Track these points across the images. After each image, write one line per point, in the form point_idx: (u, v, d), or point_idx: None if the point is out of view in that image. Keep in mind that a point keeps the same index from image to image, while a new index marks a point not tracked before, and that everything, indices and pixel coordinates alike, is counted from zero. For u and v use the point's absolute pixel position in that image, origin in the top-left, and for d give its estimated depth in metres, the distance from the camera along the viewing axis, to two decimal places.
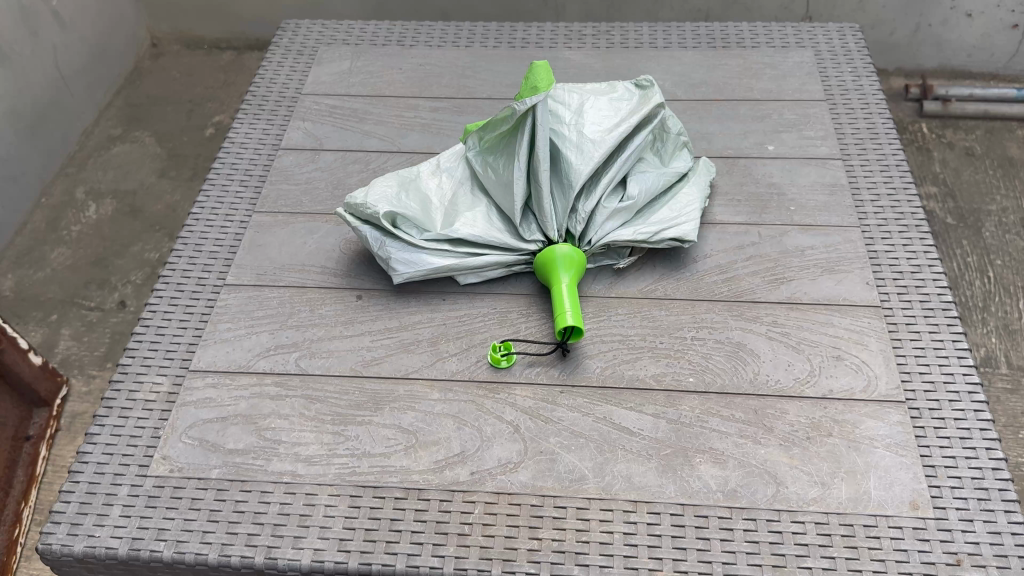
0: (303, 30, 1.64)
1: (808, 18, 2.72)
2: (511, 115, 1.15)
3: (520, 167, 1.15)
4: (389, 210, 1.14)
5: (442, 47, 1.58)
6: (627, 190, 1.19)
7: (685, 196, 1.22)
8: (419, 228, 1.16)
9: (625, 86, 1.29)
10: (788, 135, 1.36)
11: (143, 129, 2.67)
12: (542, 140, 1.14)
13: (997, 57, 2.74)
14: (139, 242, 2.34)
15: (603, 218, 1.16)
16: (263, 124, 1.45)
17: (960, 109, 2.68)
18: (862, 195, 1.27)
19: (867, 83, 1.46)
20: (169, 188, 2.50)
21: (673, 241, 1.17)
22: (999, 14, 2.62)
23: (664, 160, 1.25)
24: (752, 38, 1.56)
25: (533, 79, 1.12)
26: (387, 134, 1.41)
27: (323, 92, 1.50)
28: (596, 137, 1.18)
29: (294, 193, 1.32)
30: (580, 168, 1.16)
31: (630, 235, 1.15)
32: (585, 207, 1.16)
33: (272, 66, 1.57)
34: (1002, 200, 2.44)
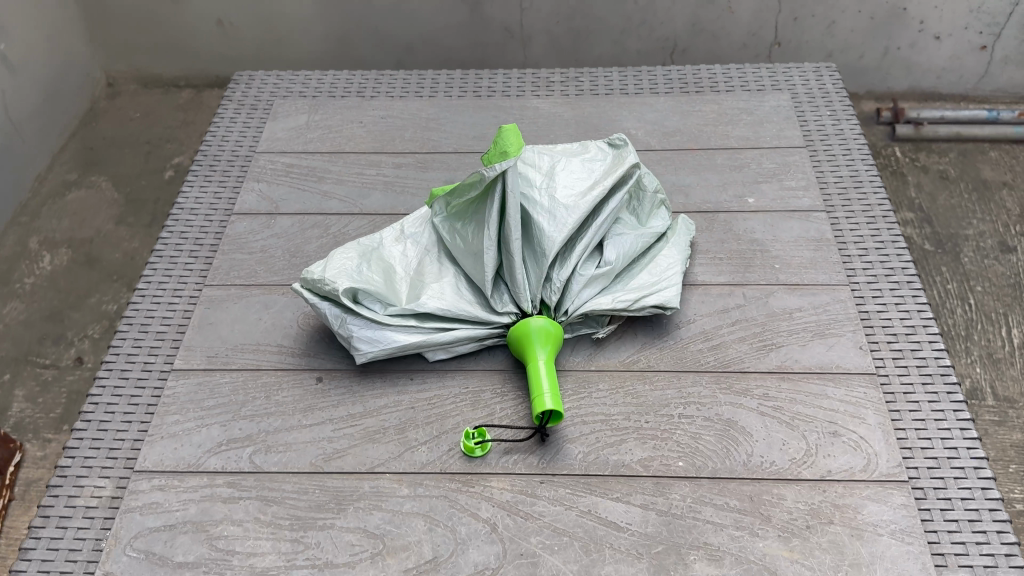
0: (259, 82, 1.56)
1: (779, 44, 2.66)
2: (476, 183, 1.06)
3: (490, 236, 1.07)
4: (351, 285, 1.06)
5: (404, 97, 1.51)
6: (603, 256, 1.11)
7: (665, 257, 1.15)
8: (384, 302, 1.08)
9: (599, 145, 1.22)
10: (769, 186, 1.30)
11: (98, 171, 2.57)
12: (511, 209, 1.05)
13: (967, 79, 2.72)
14: (95, 294, 2.23)
15: (580, 286, 1.08)
16: (215, 187, 1.36)
17: (934, 132, 2.65)
18: (849, 249, 1.21)
19: (847, 126, 1.40)
20: (127, 235, 2.39)
21: (655, 308, 1.09)
22: (967, 36, 2.59)
23: (641, 219, 1.18)
24: (727, 81, 1.50)
25: (503, 141, 1.03)
26: (347, 195, 1.33)
27: (278, 150, 1.41)
28: (571, 200, 1.11)
29: (248, 263, 1.24)
30: (555, 234, 1.08)
31: (608, 305, 1.08)
32: (560, 276, 1.08)
33: (223, 123, 1.48)
34: (977, 225, 2.41)
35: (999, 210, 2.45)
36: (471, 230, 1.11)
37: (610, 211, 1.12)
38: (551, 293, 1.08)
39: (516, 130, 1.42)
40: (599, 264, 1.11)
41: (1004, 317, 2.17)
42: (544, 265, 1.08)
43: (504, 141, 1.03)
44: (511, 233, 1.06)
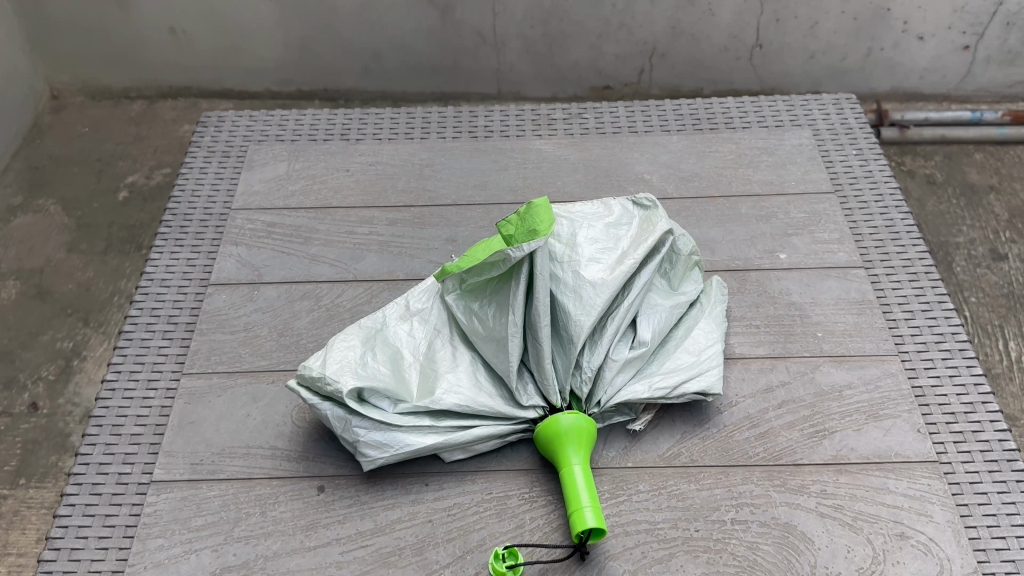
0: (230, 125, 1.41)
1: (760, 46, 2.23)
2: (498, 263, 0.95)
3: (515, 323, 0.95)
4: (357, 384, 0.92)
5: (393, 140, 1.37)
6: (637, 336, 1.00)
7: (702, 330, 1.03)
8: (394, 400, 0.95)
9: (623, 204, 1.10)
10: (800, 239, 1.20)
11: (33, 193, 2.18)
12: (542, 293, 0.94)
13: (949, 80, 2.32)
14: (49, 330, 1.89)
15: (613, 374, 0.97)
16: (188, 253, 1.22)
17: (915, 136, 2.29)
18: (894, 312, 1.11)
19: (876, 167, 1.30)
20: (80, 265, 2.03)
21: (696, 395, 0.98)
22: (950, 35, 2.21)
23: (673, 287, 1.06)
24: (743, 115, 1.39)
25: (533, 220, 0.93)
26: (338, 258, 1.19)
27: (256, 206, 1.27)
28: (597, 276, 1.00)
29: (230, 345, 1.10)
30: (582, 317, 0.97)
31: (644, 394, 0.97)
32: (590, 363, 0.97)
33: (193, 174, 1.34)
34: (963, 230, 2.10)
35: (989, 214, 2.13)
36: (491, 311, 0.99)
37: (640, 285, 1.01)
38: (582, 384, 0.97)
39: (520, 177, 1.30)
40: (632, 347, 0.99)
41: (1000, 329, 1.91)
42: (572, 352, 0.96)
43: (534, 218, 0.93)
44: (539, 318, 0.94)
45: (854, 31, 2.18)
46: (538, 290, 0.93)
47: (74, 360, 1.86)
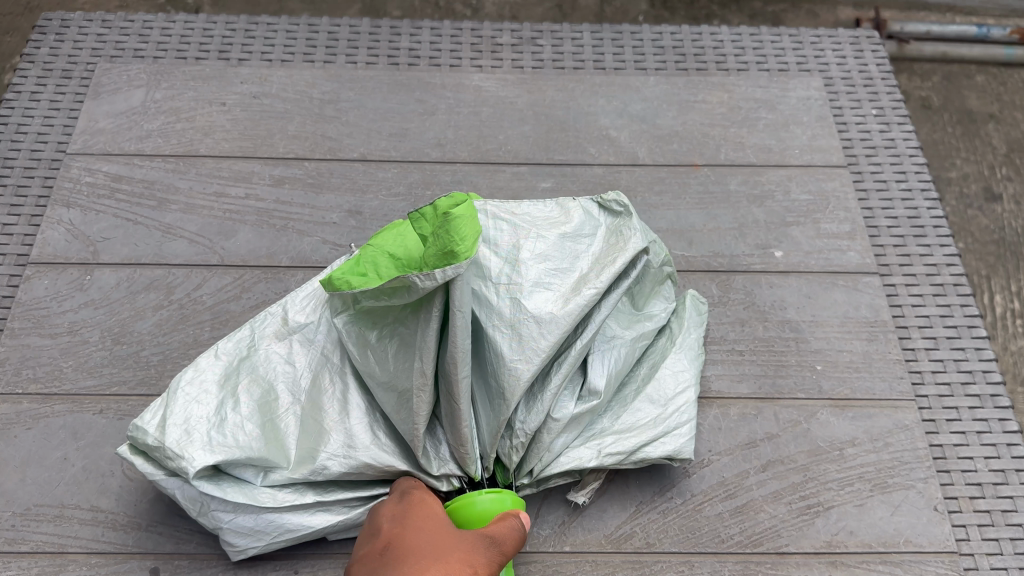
0: (76, 33, 1.08)
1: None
2: (395, 292, 0.66)
3: (424, 373, 0.68)
4: (213, 457, 0.67)
5: (288, 62, 1.05)
6: (587, 385, 0.75)
7: (675, 372, 0.79)
8: (266, 470, 0.70)
9: (583, 205, 0.81)
10: (801, 230, 0.94)
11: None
12: (461, 334, 0.66)
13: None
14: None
15: (552, 435, 0.73)
16: (4, 215, 0.93)
17: (916, 51, 1.50)
18: (913, 338, 0.87)
19: (900, 132, 1.03)
20: None
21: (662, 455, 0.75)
22: None
23: (636, 311, 0.81)
24: (737, 53, 1.10)
25: (452, 231, 0.62)
26: (200, 233, 0.91)
27: (100, 151, 0.97)
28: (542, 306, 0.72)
29: (48, 356, 0.83)
30: (518, 365, 0.70)
31: (591, 461, 0.73)
32: (523, 422, 0.72)
33: (21, 100, 1.02)
34: (961, 163, 1.40)
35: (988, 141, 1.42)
36: (392, 348, 0.72)
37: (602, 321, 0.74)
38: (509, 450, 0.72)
39: (450, 126, 1.00)
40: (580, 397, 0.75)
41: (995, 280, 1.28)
42: (498, 409, 0.71)
43: (452, 227, 0.63)
44: (456, 370, 0.67)
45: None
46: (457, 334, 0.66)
47: None
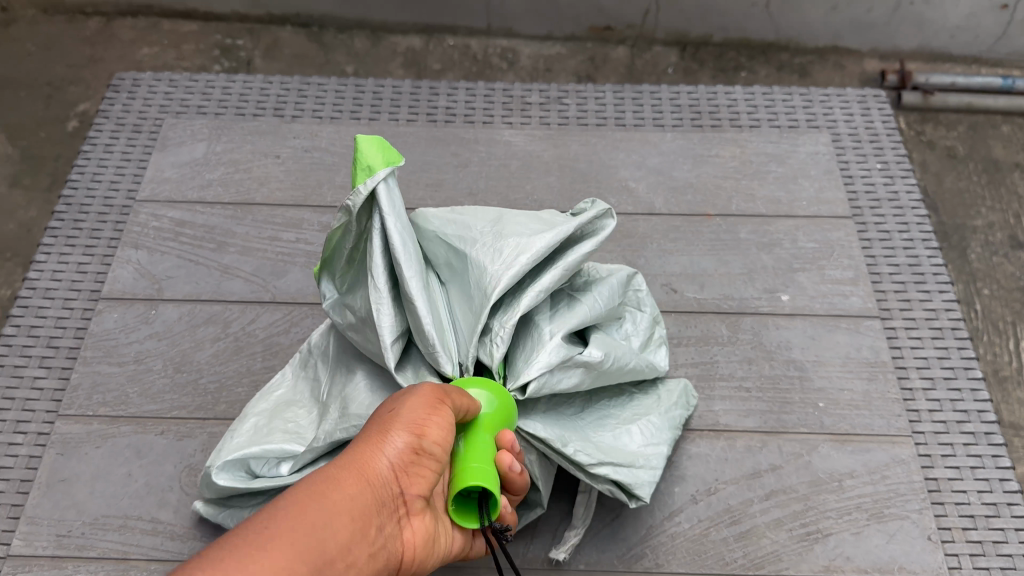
0: (146, 92, 1.20)
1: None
2: (341, 238, 0.72)
3: (379, 290, 0.69)
4: (235, 454, 0.76)
5: (336, 120, 1.15)
6: (574, 324, 0.75)
7: (647, 424, 0.81)
8: (289, 461, 0.76)
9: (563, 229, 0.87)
10: (807, 275, 1.01)
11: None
12: (397, 242, 0.69)
13: (985, 41, 1.51)
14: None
15: (536, 355, 0.71)
16: (80, 256, 1.03)
17: (942, 102, 1.47)
18: (911, 378, 0.93)
19: (904, 186, 1.10)
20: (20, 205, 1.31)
21: (625, 480, 0.74)
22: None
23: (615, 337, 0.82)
24: (750, 111, 1.18)
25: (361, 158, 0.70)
26: (255, 272, 1.00)
27: (166, 198, 1.07)
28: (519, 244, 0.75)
29: (116, 382, 0.92)
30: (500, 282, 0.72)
31: (568, 446, 0.73)
32: (505, 336, 0.71)
33: (96, 152, 1.14)
34: (987, 212, 1.32)
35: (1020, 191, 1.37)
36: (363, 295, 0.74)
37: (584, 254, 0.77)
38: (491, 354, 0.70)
39: (481, 178, 1.09)
40: (572, 328, 0.74)
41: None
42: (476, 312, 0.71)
43: (362, 154, 0.70)
44: (405, 269, 0.69)
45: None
46: (397, 235, 0.69)
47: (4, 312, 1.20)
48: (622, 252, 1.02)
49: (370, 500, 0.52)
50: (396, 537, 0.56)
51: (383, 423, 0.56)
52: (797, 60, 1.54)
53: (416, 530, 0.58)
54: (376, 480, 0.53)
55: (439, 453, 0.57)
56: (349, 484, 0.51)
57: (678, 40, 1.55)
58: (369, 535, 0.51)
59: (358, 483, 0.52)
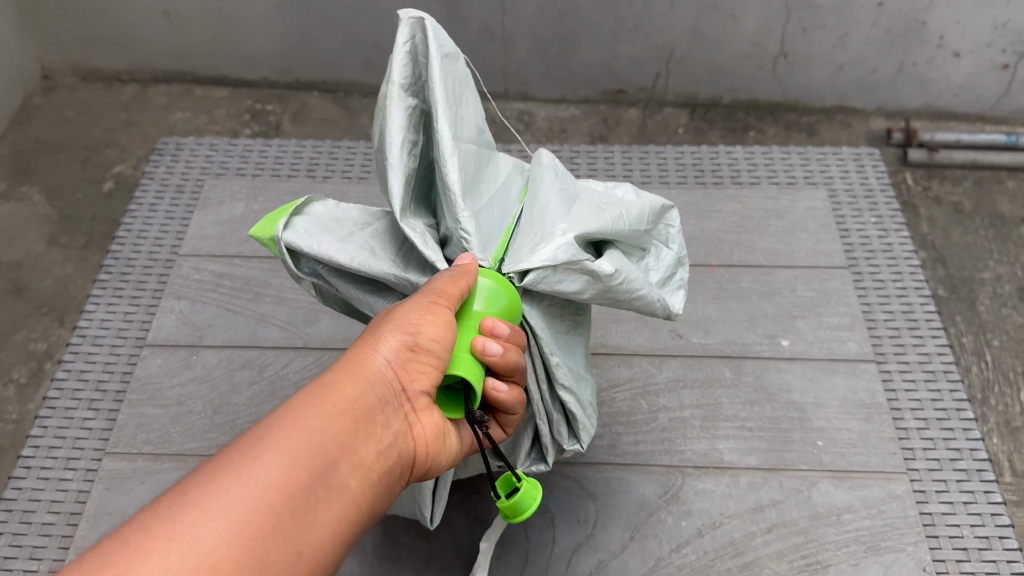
0: (188, 155, 1.31)
1: (785, 56, 1.39)
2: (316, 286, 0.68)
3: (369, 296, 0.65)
4: None
5: (363, 180, 1.24)
6: (588, 219, 0.62)
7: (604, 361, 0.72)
8: None
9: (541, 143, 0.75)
10: (806, 322, 1.07)
11: (18, 181, 1.42)
12: (336, 257, 0.60)
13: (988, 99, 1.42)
14: (19, 329, 1.21)
15: (527, 236, 0.60)
16: (126, 305, 1.12)
17: (947, 159, 1.37)
18: (905, 418, 0.98)
19: (897, 239, 1.17)
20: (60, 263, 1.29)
21: (578, 412, 0.67)
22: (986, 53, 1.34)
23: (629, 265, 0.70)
24: (750, 169, 1.26)
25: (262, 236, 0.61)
26: (288, 320, 1.08)
27: (206, 252, 1.16)
28: (390, 98, 0.62)
29: (159, 422, 0.99)
30: (394, 148, 0.61)
31: (554, 356, 0.63)
32: (460, 200, 0.60)
33: (142, 211, 1.23)
34: (995, 264, 1.24)
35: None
36: None
37: (453, 60, 0.64)
38: (465, 237, 0.60)
39: None
40: (585, 223, 0.61)
41: None
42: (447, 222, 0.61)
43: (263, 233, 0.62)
44: (342, 263, 0.60)
45: (890, 41, 1.34)
46: (316, 249, 0.60)
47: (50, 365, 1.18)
48: None
49: (372, 396, 0.50)
50: (410, 434, 0.53)
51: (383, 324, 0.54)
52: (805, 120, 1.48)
53: (433, 433, 0.54)
54: (374, 375, 0.51)
55: (442, 347, 0.53)
56: (349, 386, 0.49)
57: (688, 102, 1.51)
58: (374, 432, 0.49)
59: (357, 380, 0.50)
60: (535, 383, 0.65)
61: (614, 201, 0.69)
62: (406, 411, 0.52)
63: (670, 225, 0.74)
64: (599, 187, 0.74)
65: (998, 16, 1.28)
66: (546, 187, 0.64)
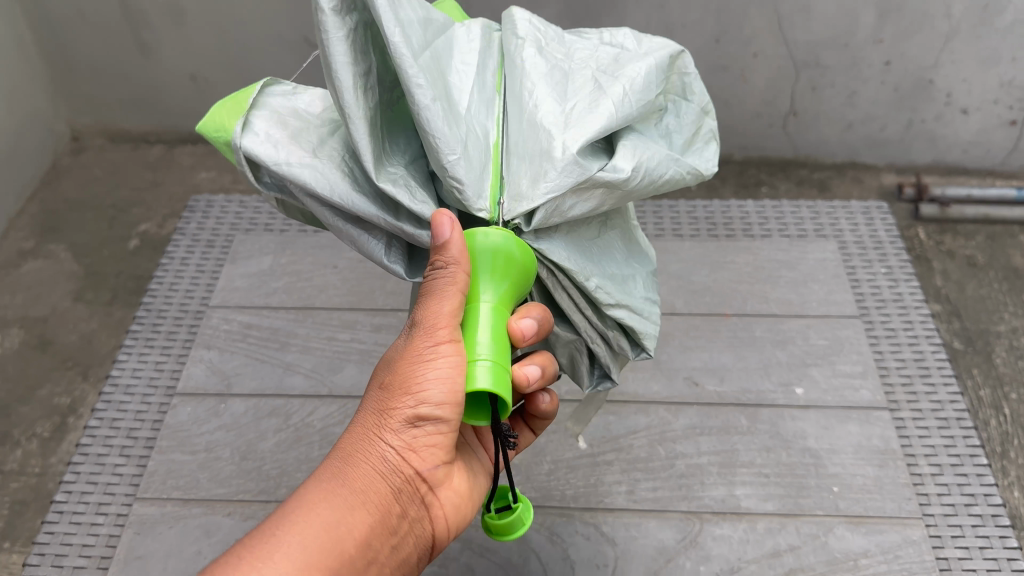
0: (218, 212, 1.36)
1: (795, 114, 1.43)
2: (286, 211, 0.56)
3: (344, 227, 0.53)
4: None
5: None
6: (586, 118, 0.52)
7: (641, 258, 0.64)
8: None
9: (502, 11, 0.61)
10: (819, 371, 1.09)
11: (47, 238, 1.38)
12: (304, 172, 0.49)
13: (996, 155, 1.45)
14: (44, 383, 1.15)
15: (521, 158, 0.51)
16: (158, 355, 1.15)
17: (959, 214, 1.38)
18: (919, 463, 0.99)
19: (907, 289, 1.20)
20: (84, 316, 1.24)
21: (632, 327, 0.57)
22: (993, 111, 1.38)
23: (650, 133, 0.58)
24: (762, 222, 1.30)
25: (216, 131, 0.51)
26: (313, 369, 1.11)
27: (236, 304, 1.20)
28: (321, 30, 0.47)
29: (188, 468, 1.02)
30: (344, 92, 0.48)
31: (589, 280, 0.54)
32: (445, 143, 0.48)
33: (174, 265, 1.28)
34: (1010, 316, 1.22)
35: None
36: None
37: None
38: (456, 185, 0.49)
39: None
40: (582, 129, 0.51)
41: None
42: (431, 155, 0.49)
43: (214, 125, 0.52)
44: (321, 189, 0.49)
45: (899, 99, 1.38)
46: (287, 171, 0.49)
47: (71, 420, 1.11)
48: None
49: (387, 491, 0.53)
50: (423, 511, 0.56)
51: (392, 389, 0.54)
52: (817, 176, 1.50)
53: (445, 500, 0.58)
54: (380, 463, 0.53)
55: (449, 410, 0.51)
56: (358, 476, 0.53)
57: None
58: (388, 530, 0.53)
59: (364, 468, 0.53)
60: (576, 306, 0.57)
61: (616, 66, 0.56)
62: (419, 487, 0.55)
63: (685, 69, 0.60)
64: (588, 41, 0.60)
65: (1003, 74, 1.32)
66: (531, 84, 0.53)
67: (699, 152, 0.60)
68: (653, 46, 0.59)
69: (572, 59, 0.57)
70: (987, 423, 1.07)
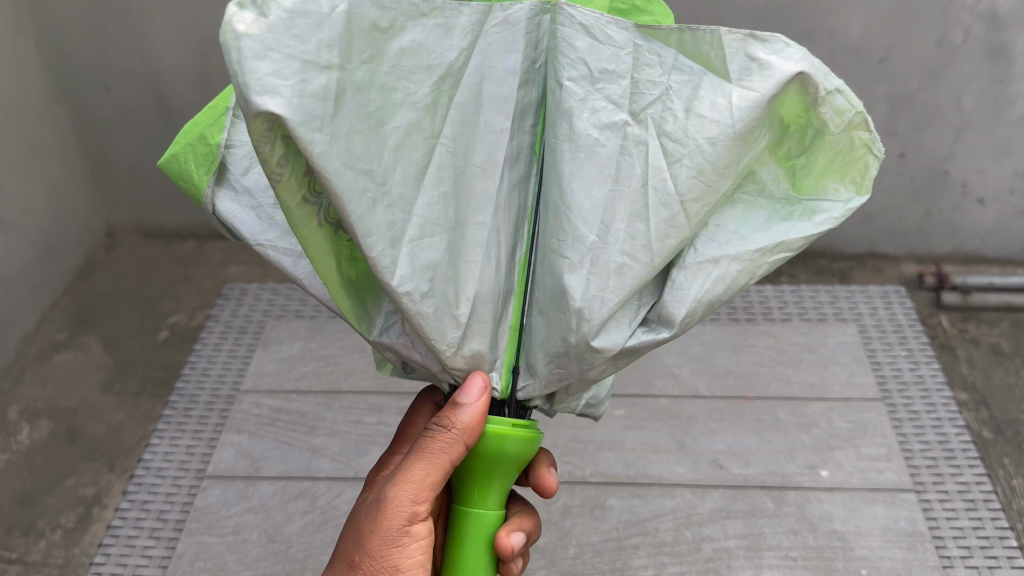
0: (250, 301, 1.41)
1: None
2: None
3: None
4: None
5: None
6: (620, 269, 0.46)
7: None
8: None
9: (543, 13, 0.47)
10: (845, 454, 1.09)
11: (80, 330, 1.40)
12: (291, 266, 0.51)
13: (1016, 244, 1.48)
14: (70, 474, 1.15)
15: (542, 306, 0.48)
16: (188, 440, 1.18)
17: (981, 301, 1.37)
18: (948, 547, 0.98)
19: (928, 371, 1.21)
20: (112, 406, 1.25)
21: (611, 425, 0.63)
22: (1011, 201, 1.42)
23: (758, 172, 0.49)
24: (781, 306, 1.32)
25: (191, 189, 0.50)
26: (341, 452, 1.13)
27: (266, 388, 1.23)
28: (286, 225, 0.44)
29: (215, 551, 1.03)
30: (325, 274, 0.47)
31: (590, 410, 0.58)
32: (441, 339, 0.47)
33: (206, 352, 1.32)
34: None
35: None
36: None
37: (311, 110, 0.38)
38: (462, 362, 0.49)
39: None
40: (601, 287, 0.46)
41: None
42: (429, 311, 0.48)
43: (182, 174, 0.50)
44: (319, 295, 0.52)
45: (916, 190, 1.42)
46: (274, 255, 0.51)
47: (94, 510, 1.11)
48: (670, 430, 1.13)
49: None
50: None
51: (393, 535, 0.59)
52: (837, 266, 1.52)
53: None
54: None
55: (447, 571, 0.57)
56: None
57: None
58: None
59: None
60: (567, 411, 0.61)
61: (688, 134, 0.45)
62: None
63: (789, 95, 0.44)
64: (665, 56, 0.45)
65: (1018, 164, 1.36)
66: (571, 189, 0.46)
67: (843, 168, 0.47)
68: (736, 88, 0.44)
69: (634, 118, 0.46)
70: (1022, 519, 1.02)
